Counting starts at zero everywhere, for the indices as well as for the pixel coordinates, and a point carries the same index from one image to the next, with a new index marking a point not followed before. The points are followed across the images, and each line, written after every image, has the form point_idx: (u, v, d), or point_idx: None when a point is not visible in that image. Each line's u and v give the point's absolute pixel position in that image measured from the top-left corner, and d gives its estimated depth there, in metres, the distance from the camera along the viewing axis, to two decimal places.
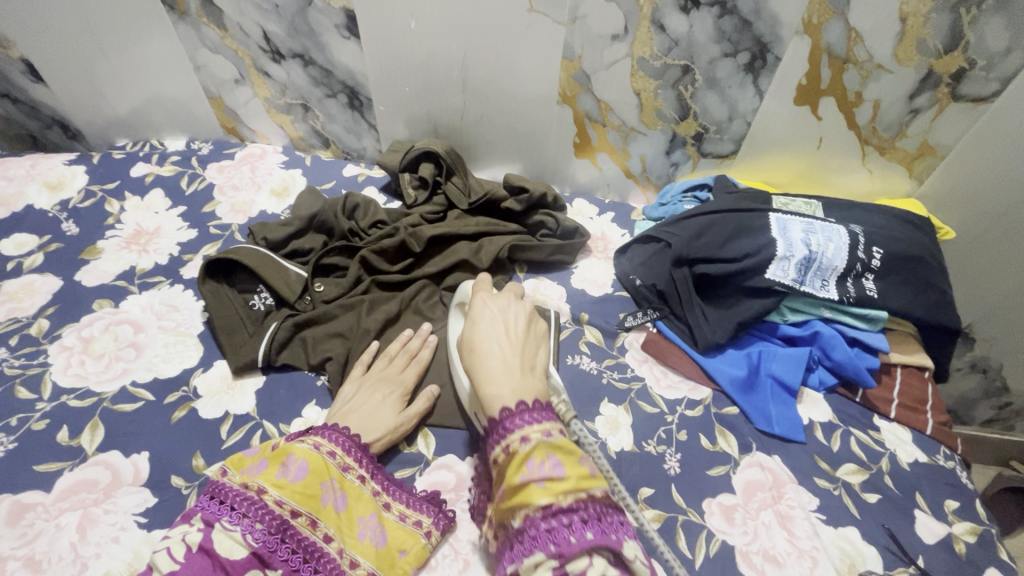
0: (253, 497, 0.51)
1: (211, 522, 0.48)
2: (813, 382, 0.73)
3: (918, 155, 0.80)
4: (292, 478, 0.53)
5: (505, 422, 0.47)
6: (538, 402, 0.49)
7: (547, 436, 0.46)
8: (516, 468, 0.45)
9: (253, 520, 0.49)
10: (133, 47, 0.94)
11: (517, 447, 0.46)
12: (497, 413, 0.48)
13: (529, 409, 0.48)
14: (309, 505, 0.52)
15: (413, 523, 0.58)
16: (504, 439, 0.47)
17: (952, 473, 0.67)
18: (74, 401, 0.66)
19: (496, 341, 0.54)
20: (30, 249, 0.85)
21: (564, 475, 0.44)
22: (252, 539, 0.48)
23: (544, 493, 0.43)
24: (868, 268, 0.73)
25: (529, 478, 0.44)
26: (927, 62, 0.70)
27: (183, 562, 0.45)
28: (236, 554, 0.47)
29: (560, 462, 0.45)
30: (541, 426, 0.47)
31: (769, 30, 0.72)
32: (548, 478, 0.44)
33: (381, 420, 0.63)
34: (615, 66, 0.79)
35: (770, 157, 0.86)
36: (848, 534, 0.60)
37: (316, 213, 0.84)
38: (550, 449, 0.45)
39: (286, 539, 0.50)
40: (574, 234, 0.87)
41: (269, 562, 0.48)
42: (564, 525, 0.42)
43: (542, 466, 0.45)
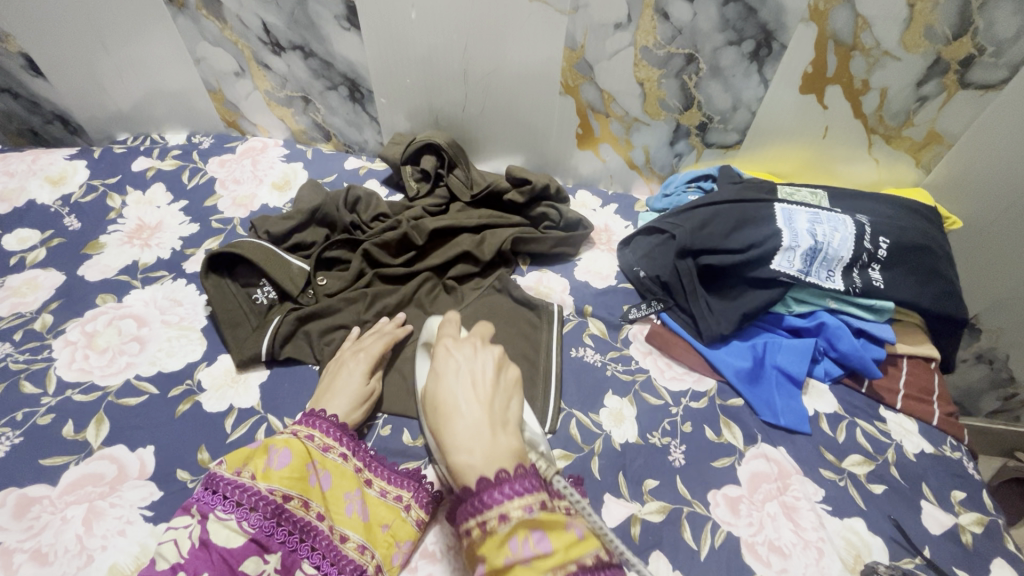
0: (246, 485, 0.52)
1: (206, 513, 0.50)
2: (818, 373, 0.72)
3: (926, 143, 0.79)
4: (277, 464, 0.54)
5: (483, 496, 0.42)
6: (521, 469, 0.44)
7: (529, 512, 0.41)
8: (498, 548, 0.40)
9: (247, 508, 0.51)
10: (133, 40, 0.93)
11: (495, 526, 0.41)
12: (472, 484, 0.43)
13: (511, 478, 0.43)
14: (299, 487, 0.54)
15: (394, 498, 0.58)
16: (481, 516, 0.41)
17: (958, 463, 0.66)
18: (79, 395, 0.66)
19: (465, 402, 0.49)
20: (33, 243, 0.85)
21: (551, 551, 0.39)
22: (248, 525, 0.50)
23: (530, 573, 0.38)
24: (874, 258, 0.72)
25: (512, 560, 0.39)
26: (935, 49, 0.69)
27: (187, 556, 0.48)
28: (233, 543, 0.49)
29: (545, 536, 0.40)
30: (520, 501, 0.41)
31: (774, 18, 0.71)
32: (535, 556, 0.39)
33: (352, 392, 0.64)
34: (618, 55, 0.78)
35: (774, 147, 0.86)
36: (854, 525, 0.60)
37: (319, 206, 0.83)
38: (532, 524, 0.40)
39: (282, 522, 0.51)
40: (577, 226, 0.86)
41: (268, 546, 0.50)
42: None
43: (526, 543, 0.40)
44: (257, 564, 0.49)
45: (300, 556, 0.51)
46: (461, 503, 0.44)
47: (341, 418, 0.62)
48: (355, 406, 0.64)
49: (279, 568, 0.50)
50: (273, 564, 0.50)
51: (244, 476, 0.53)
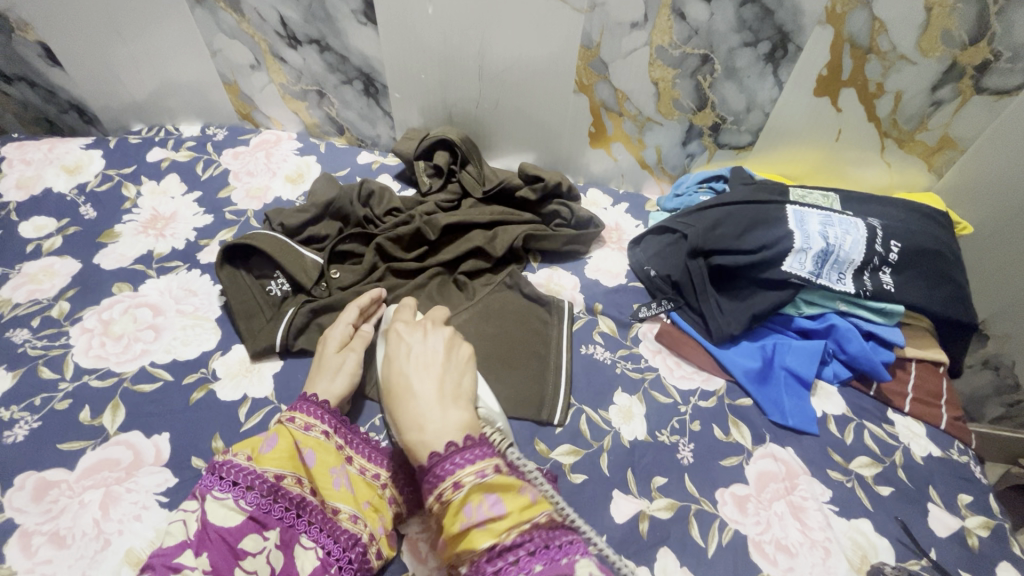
0: (237, 466, 0.53)
1: (204, 495, 0.51)
2: (827, 375, 0.72)
3: (938, 148, 0.79)
4: (266, 448, 0.55)
5: (439, 469, 0.46)
6: (478, 437, 0.49)
7: (480, 477, 0.45)
8: (455, 517, 0.44)
9: (244, 487, 0.51)
10: (150, 31, 0.94)
11: (450, 494, 0.45)
12: (425, 459, 0.48)
13: (463, 448, 0.47)
14: (291, 466, 0.55)
15: (372, 475, 0.60)
16: (438, 487, 0.46)
17: (966, 467, 0.67)
18: (96, 381, 0.67)
19: (419, 385, 0.53)
20: (49, 231, 0.86)
21: (504, 513, 0.44)
22: (246, 504, 0.51)
23: (487, 534, 0.43)
24: (885, 262, 0.72)
25: (468, 524, 0.43)
26: (951, 53, 0.69)
27: (188, 537, 0.49)
28: (232, 522, 0.50)
29: (499, 500, 0.45)
30: (474, 467, 0.46)
31: (791, 19, 0.71)
32: (489, 519, 0.43)
33: (337, 371, 0.65)
34: (633, 54, 0.79)
35: (785, 149, 0.86)
36: (861, 525, 0.60)
37: (333, 200, 0.85)
38: (485, 490, 0.45)
39: (278, 499, 0.52)
40: (588, 224, 0.86)
41: (266, 523, 0.51)
42: (511, 562, 0.42)
43: (480, 508, 0.44)
44: (258, 541, 0.50)
45: (298, 530, 0.52)
46: (420, 477, 0.48)
47: (322, 395, 0.62)
48: (339, 384, 0.64)
49: (280, 543, 0.51)
50: (274, 539, 0.51)
51: (237, 458, 0.54)
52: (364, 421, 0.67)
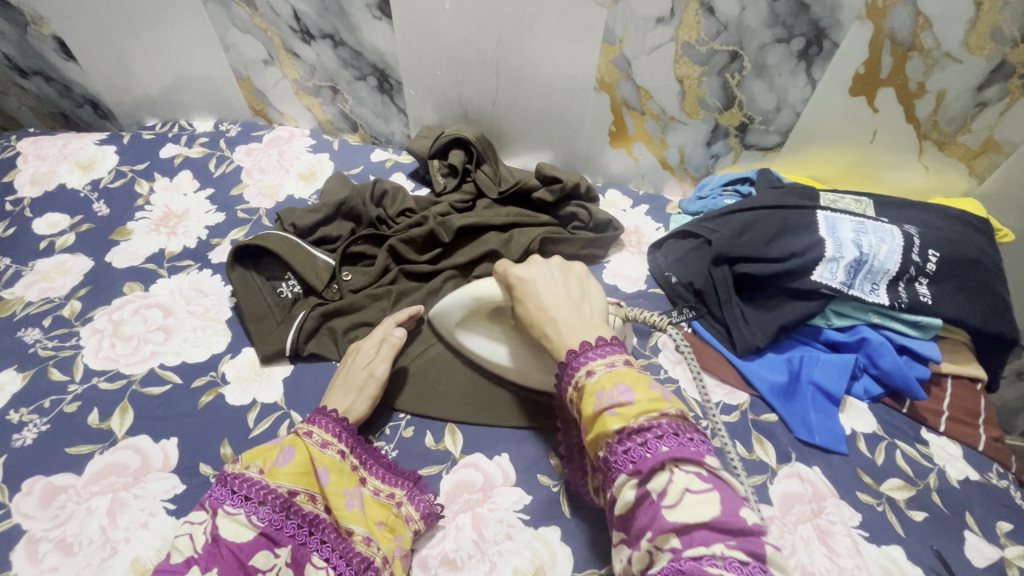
0: (253, 480, 0.52)
1: (216, 508, 0.50)
2: (857, 391, 0.69)
3: (981, 151, 0.74)
4: (282, 461, 0.54)
5: (572, 362, 0.48)
6: (611, 338, 0.50)
7: (612, 367, 0.46)
8: (588, 399, 0.45)
9: (256, 502, 0.50)
10: (163, 25, 0.93)
11: (585, 381, 0.47)
12: (563, 356, 0.50)
13: (594, 346, 0.48)
14: (305, 482, 0.54)
15: (386, 496, 0.57)
16: (573, 376, 0.48)
17: (1005, 492, 0.63)
18: (105, 383, 0.66)
19: (556, 309, 0.53)
20: (63, 228, 0.86)
21: (633, 400, 0.44)
22: (257, 519, 0.50)
23: (617, 419, 0.43)
24: (922, 272, 0.68)
25: (601, 407, 0.44)
26: (1001, 51, 0.64)
27: (199, 551, 0.48)
28: (243, 537, 0.49)
29: (628, 388, 0.44)
30: (604, 360, 0.47)
31: (828, 14, 0.67)
32: (618, 405, 0.44)
33: (352, 380, 0.63)
34: (658, 50, 0.75)
35: (816, 150, 0.82)
36: (893, 553, 0.57)
37: (345, 199, 0.83)
38: (615, 378, 0.45)
39: (291, 515, 0.51)
40: (607, 227, 0.84)
41: (278, 539, 0.49)
42: (640, 444, 0.42)
43: (611, 393, 0.44)
44: (268, 558, 0.48)
45: (310, 549, 0.50)
46: (558, 373, 0.50)
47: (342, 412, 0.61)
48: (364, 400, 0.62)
49: (290, 562, 0.49)
50: (284, 557, 0.49)
51: (251, 471, 0.53)
52: (377, 429, 0.65)
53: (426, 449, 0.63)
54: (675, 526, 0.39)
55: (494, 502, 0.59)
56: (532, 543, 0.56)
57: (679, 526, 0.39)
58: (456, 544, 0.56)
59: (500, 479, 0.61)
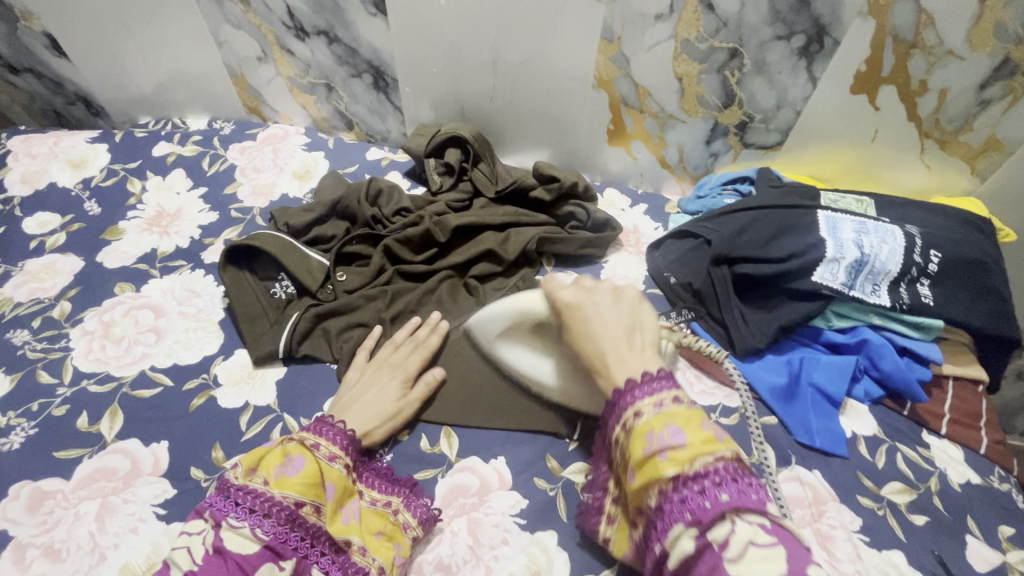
0: (259, 491, 0.49)
1: (219, 520, 0.47)
2: (857, 393, 0.68)
3: (983, 150, 0.73)
4: (291, 470, 0.52)
5: (620, 401, 0.44)
6: (660, 370, 0.45)
7: (660, 407, 0.42)
8: (637, 442, 0.42)
9: (260, 514, 0.48)
10: (156, 22, 0.91)
11: (633, 422, 0.43)
12: (612, 394, 0.46)
13: (643, 380, 0.44)
14: (312, 493, 0.51)
15: (382, 504, 0.56)
16: (620, 416, 0.44)
17: (1007, 496, 0.62)
18: (94, 386, 0.65)
19: (607, 340, 0.48)
20: (53, 227, 0.85)
21: (686, 442, 0.40)
22: (262, 532, 0.47)
23: (669, 463, 0.40)
24: (924, 272, 0.68)
25: (651, 450, 0.41)
26: (1005, 48, 0.63)
27: (201, 564, 0.45)
28: (248, 549, 0.46)
29: (680, 429, 0.41)
30: (652, 397, 0.43)
31: (829, 10, 0.66)
32: (670, 448, 0.40)
33: (381, 406, 0.62)
34: (656, 48, 0.74)
35: (816, 149, 0.81)
36: (893, 557, 0.57)
37: (339, 198, 0.82)
38: (665, 418, 0.41)
39: (295, 528, 0.48)
40: (605, 226, 0.83)
41: (282, 552, 0.47)
42: (698, 492, 0.38)
43: (661, 436, 0.41)
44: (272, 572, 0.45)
45: (311, 561, 0.48)
46: (607, 410, 0.47)
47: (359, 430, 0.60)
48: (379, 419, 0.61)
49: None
50: (288, 571, 0.46)
51: (255, 482, 0.50)
52: None
53: (421, 452, 0.63)
54: None
55: (490, 506, 0.58)
56: (528, 549, 0.55)
57: None
58: (451, 549, 0.56)
59: (496, 483, 0.60)
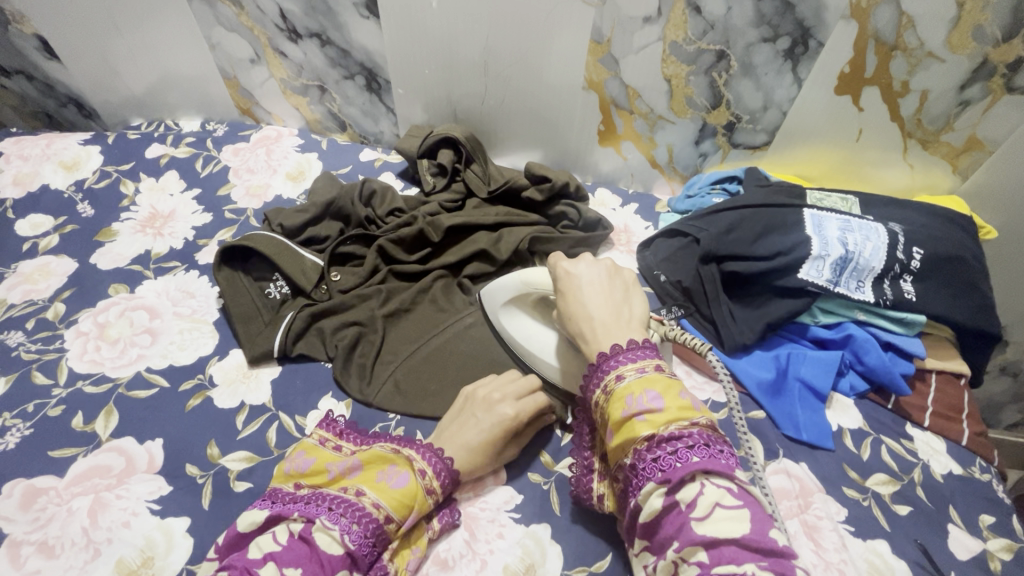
0: (353, 499, 0.50)
1: (311, 518, 0.48)
2: (843, 387, 0.70)
3: (964, 149, 0.75)
4: (394, 484, 0.52)
5: (603, 365, 0.48)
6: (644, 340, 0.49)
7: (642, 373, 0.45)
8: (617, 404, 0.46)
9: (351, 521, 0.48)
10: (148, 24, 0.92)
11: (613, 385, 0.46)
12: (595, 357, 0.49)
13: (627, 348, 0.47)
14: (402, 514, 0.51)
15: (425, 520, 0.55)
16: (602, 379, 0.47)
17: (988, 486, 0.64)
18: (90, 387, 0.66)
19: (595, 307, 0.51)
20: (46, 229, 0.85)
21: (663, 407, 0.44)
22: (349, 540, 0.47)
23: (646, 425, 0.43)
24: (907, 269, 0.69)
25: (630, 413, 0.44)
26: (983, 50, 0.65)
27: (285, 546, 0.45)
28: (333, 551, 0.46)
29: (658, 395, 0.44)
30: (635, 364, 0.46)
31: (813, 14, 0.67)
32: (648, 411, 0.44)
33: None
34: (645, 50, 0.76)
35: (803, 149, 0.82)
36: (878, 546, 0.58)
37: (333, 199, 0.82)
38: (645, 384, 0.45)
39: (376, 543, 0.49)
40: (597, 225, 0.84)
41: (358, 563, 0.47)
42: (670, 453, 0.42)
43: (641, 399, 0.44)
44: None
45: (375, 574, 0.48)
46: (588, 375, 0.50)
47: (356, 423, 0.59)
48: None
49: None
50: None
51: (350, 493, 0.51)
52: (365, 430, 0.64)
53: None
54: (703, 540, 0.39)
55: (486, 501, 0.59)
56: (522, 542, 0.56)
57: (707, 540, 0.39)
58: (448, 543, 0.56)
59: (490, 479, 0.61)
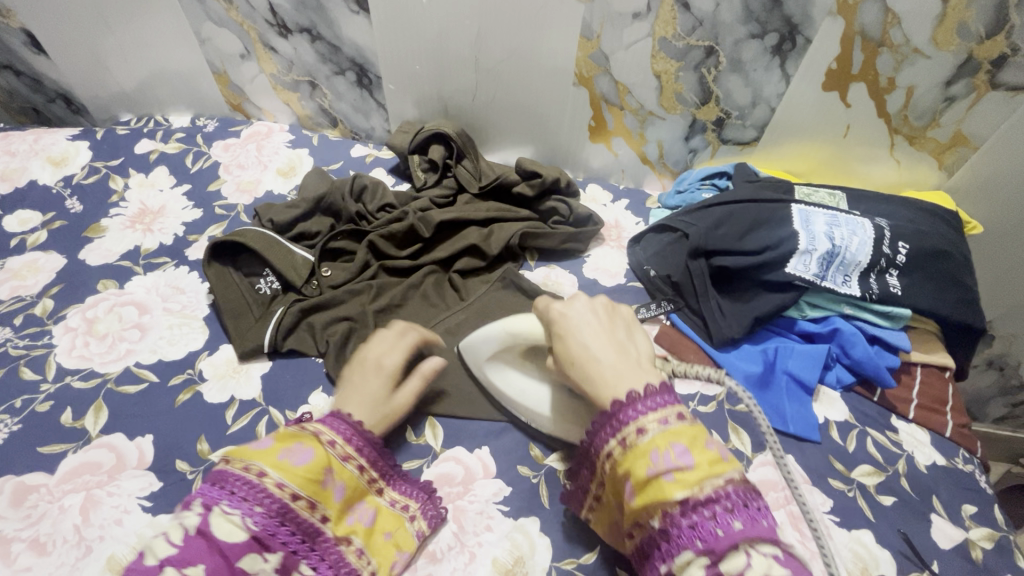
0: (254, 481, 0.46)
1: (210, 505, 0.44)
2: (830, 380, 0.71)
3: (950, 145, 0.76)
4: (298, 461, 0.49)
5: (620, 415, 0.44)
6: (661, 385, 0.45)
7: (666, 424, 0.42)
8: (639, 460, 0.41)
9: (253, 503, 0.45)
10: (137, 19, 0.91)
11: (635, 439, 0.42)
12: (609, 405, 0.45)
13: (647, 395, 0.44)
14: (310, 489, 0.49)
15: (400, 507, 0.56)
16: (620, 431, 0.43)
17: (971, 476, 0.65)
18: (79, 382, 0.66)
19: (600, 350, 0.48)
20: (34, 225, 0.84)
21: (694, 463, 0.40)
22: (252, 523, 0.44)
23: (677, 485, 0.39)
24: (892, 264, 0.70)
25: (656, 471, 0.40)
26: (967, 47, 0.66)
27: (181, 546, 0.42)
28: (236, 537, 0.44)
29: (686, 449, 0.41)
30: (657, 414, 0.43)
31: (800, 10, 0.68)
32: (677, 468, 0.40)
33: None
34: (635, 45, 0.76)
35: (791, 145, 0.83)
36: (862, 536, 0.59)
37: (324, 195, 0.82)
38: (671, 437, 0.41)
39: (286, 522, 0.46)
40: (587, 221, 0.84)
41: (269, 545, 0.45)
42: (709, 517, 0.38)
43: (667, 456, 0.40)
44: (255, 563, 0.44)
45: (299, 557, 0.47)
46: (599, 425, 0.46)
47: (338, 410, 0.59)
48: None
49: (279, 568, 0.45)
50: (272, 563, 0.45)
51: (250, 473, 0.47)
52: None
53: (407, 443, 0.63)
54: None
55: (476, 493, 0.60)
56: (511, 534, 0.57)
57: None
58: (436, 536, 0.57)
59: (480, 472, 0.61)
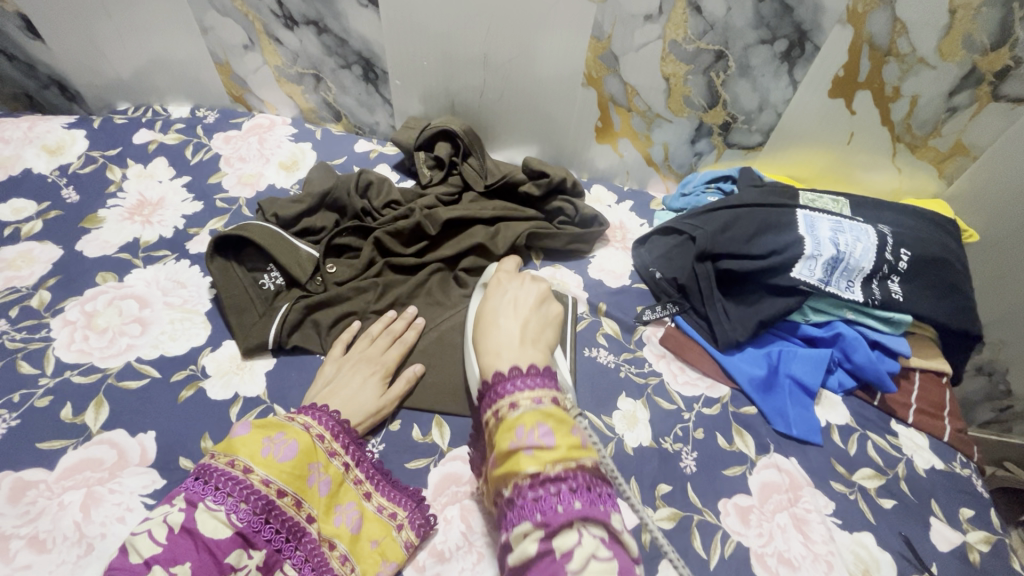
0: (239, 478, 0.48)
1: (195, 502, 0.46)
2: (832, 384, 0.72)
3: (950, 155, 0.77)
4: (282, 456, 0.51)
5: (501, 388, 0.48)
6: (545, 369, 0.50)
7: (537, 403, 0.45)
8: (506, 434, 0.44)
9: (238, 500, 0.47)
10: (137, 5, 0.89)
11: (506, 413, 0.46)
12: (491, 376, 0.50)
13: (527, 374, 0.48)
14: (295, 485, 0.51)
15: (388, 515, 0.56)
16: (497, 405, 0.47)
17: (968, 481, 0.66)
18: (78, 377, 0.64)
19: (503, 313, 0.58)
20: (29, 215, 0.82)
21: (553, 444, 0.42)
22: (237, 519, 0.47)
23: (532, 461, 0.41)
24: (894, 270, 0.71)
25: (517, 445, 0.43)
26: (972, 58, 0.67)
27: (165, 546, 0.44)
28: (221, 535, 0.46)
29: (550, 430, 0.43)
30: (531, 394, 0.46)
31: (811, 17, 0.68)
32: (536, 446, 0.42)
33: (363, 403, 0.62)
34: (645, 48, 0.76)
35: (795, 150, 0.84)
36: (863, 539, 0.60)
37: (329, 190, 0.81)
38: (538, 417, 0.44)
39: (271, 520, 0.48)
40: (593, 222, 0.84)
41: (254, 541, 0.47)
42: (552, 493, 0.40)
43: (531, 433, 0.43)
44: (241, 558, 0.46)
45: (283, 556, 0.49)
46: (482, 395, 0.50)
47: (342, 413, 0.60)
48: (365, 416, 0.61)
49: (262, 565, 0.48)
50: (257, 560, 0.47)
51: (235, 469, 0.49)
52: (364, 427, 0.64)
53: (413, 442, 0.63)
54: None
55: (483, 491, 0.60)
56: None
57: None
58: (442, 535, 0.57)
59: None
